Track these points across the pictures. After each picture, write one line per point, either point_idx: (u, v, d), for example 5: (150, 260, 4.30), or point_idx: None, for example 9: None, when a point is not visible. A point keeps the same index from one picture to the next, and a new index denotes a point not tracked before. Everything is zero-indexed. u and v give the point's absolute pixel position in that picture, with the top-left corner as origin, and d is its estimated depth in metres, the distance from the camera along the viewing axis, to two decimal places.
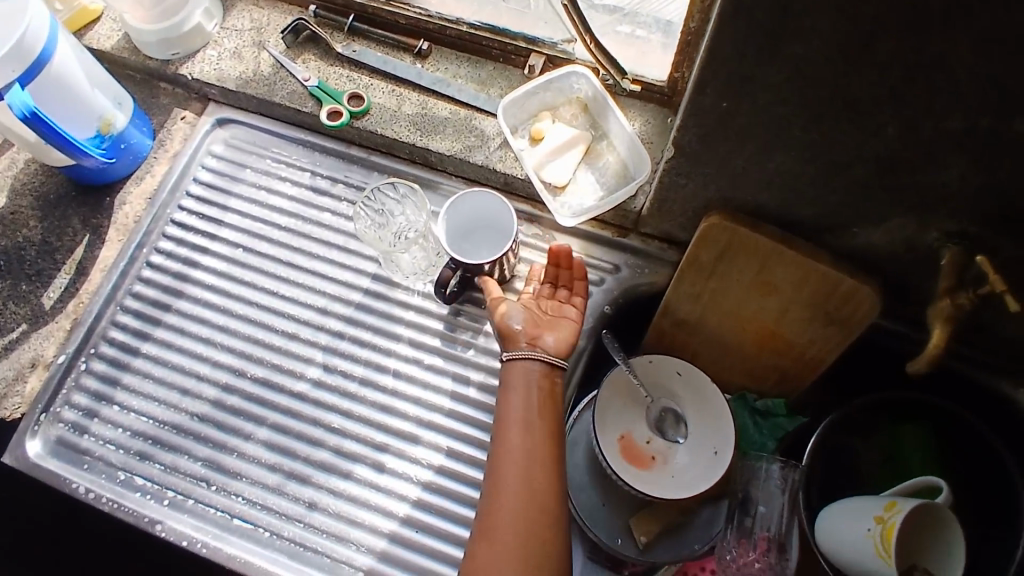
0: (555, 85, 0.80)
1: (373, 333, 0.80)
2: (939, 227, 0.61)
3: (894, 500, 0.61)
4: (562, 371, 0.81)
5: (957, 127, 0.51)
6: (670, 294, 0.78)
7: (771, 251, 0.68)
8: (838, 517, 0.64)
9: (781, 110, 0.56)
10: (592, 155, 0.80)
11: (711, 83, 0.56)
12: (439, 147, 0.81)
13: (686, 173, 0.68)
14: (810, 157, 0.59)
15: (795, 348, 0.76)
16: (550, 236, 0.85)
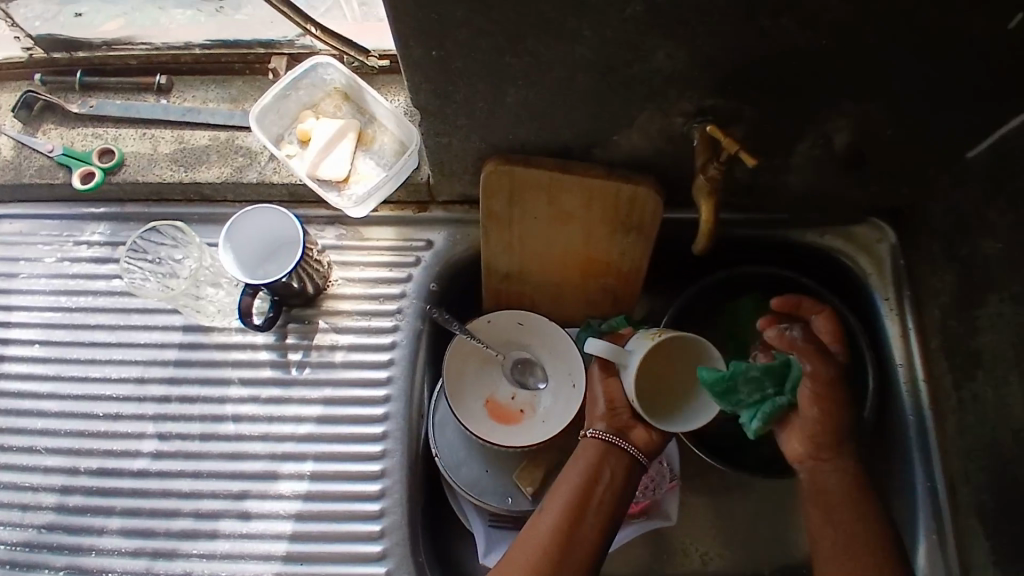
0: (305, 81, 0.77)
1: (199, 385, 0.78)
2: (681, 112, 0.63)
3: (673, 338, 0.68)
4: (405, 357, 0.79)
5: (640, 13, 0.51)
6: (484, 251, 0.79)
7: (550, 180, 0.70)
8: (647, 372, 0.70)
9: (483, 42, 0.55)
10: (365, 140, 0.78)
11: (407, 36, 0.54)
12: (207, 177, 0.78)
13: (443, 131, 0.67)
14: (537, 82, 0.59)
15: (613, 263, 0.78)
16: (356, 231, 0.83)
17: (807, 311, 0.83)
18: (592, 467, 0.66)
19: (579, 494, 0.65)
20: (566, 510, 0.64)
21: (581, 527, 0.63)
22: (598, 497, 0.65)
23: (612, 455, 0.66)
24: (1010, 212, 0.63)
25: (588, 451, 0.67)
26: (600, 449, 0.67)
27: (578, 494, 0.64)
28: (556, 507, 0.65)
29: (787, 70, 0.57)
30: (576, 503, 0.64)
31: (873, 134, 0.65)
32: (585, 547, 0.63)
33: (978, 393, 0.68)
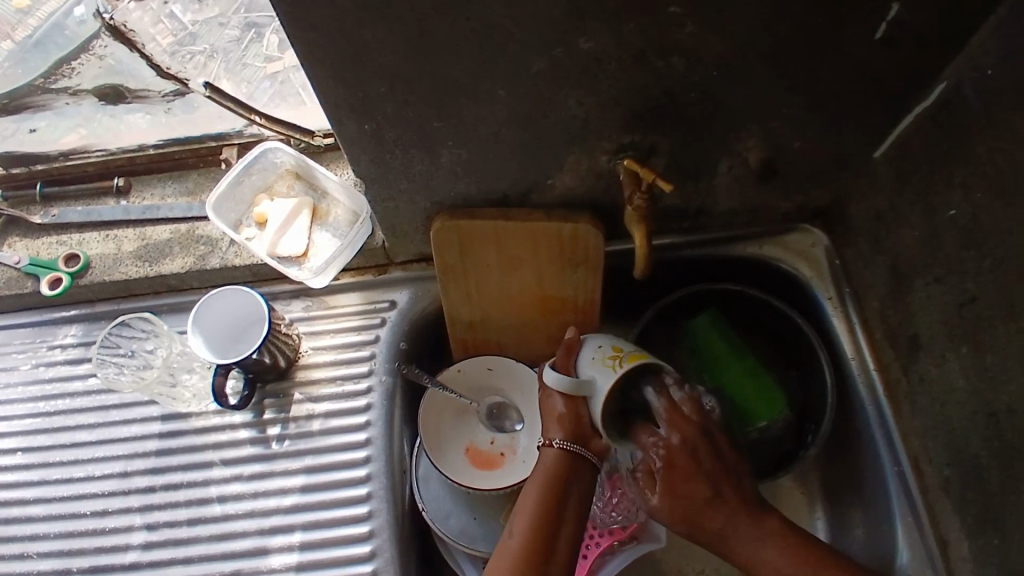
0: (256, 167, 0.82)
1: (181, 471, 0.79)
2: (604, 151, 0.68)
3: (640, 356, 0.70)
4: (381, 417, 0.81)
5: (546, 69, 0.57)
6: (446, 303, 0.82)
7: (496, 229, 0.74)
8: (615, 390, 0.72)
9: (409, 112, 0.60)
10: (319, 214, 0.82)
11: (339, 114, 0.59)
12: (172, 269, 0.81)
13: (388, 196, 0.72)
14: (465, 140, 0.64)
15: (569, 299, 0.82)
16: (321, 300, 0.86)
17: (760, 322, 0.88)
18: (555, 479, 0.66)
19: (546, 508, 0.64)
20: (536, 528, 0.63)
21: (552, 543, 0.63)
22: (563, 509, 0.65)
23: (572, 468, 0.67)
24: (918, 202, 0.68)
25: (552, 462, 0.67)
26: (562, 461, 0.66)
27: (546, 510, 0.64)
28: (523, 523, 0.64)
29: (690, 102, 0.62)
30: (544, 518, 0.64)
31: (783, 148, 0.71)
32: (558, 563, 0.63)
33: (923, 374, 0.72)
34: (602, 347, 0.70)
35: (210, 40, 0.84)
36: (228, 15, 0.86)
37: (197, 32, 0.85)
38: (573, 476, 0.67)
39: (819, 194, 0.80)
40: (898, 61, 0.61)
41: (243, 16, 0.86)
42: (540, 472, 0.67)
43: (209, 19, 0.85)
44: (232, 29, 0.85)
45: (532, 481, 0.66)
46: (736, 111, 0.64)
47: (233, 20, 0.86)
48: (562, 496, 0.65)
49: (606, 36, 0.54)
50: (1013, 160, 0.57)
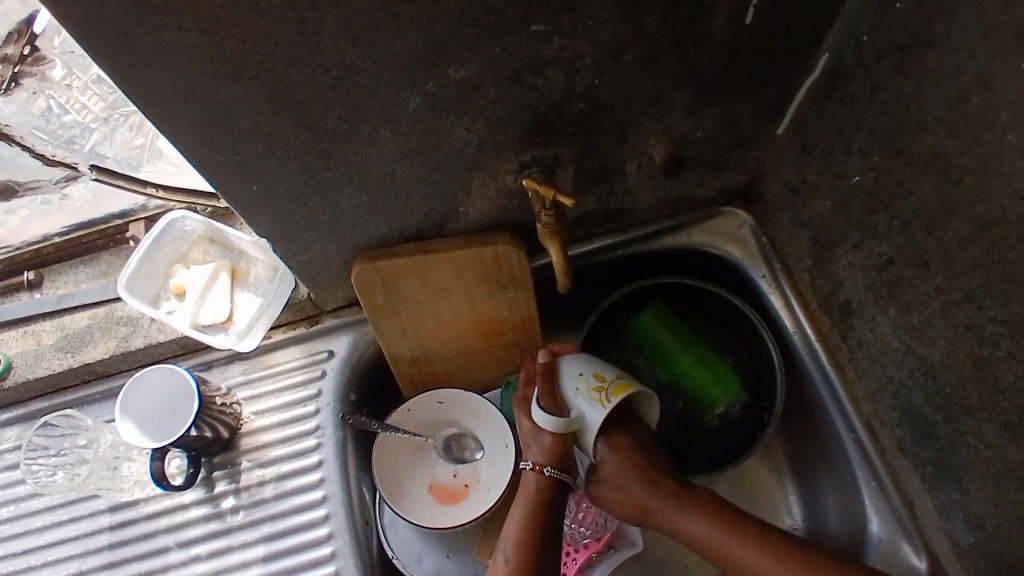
0: (167, 239, 0.80)
1: (138, 561, 0.76)
2: (507, 170, 0.67)
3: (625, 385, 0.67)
4: (336, 471, 0.79)
5: (424, 104, 0.56)
6: (384, 344, 0.81)
7: (416, 264, 0.72)
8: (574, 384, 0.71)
9: (294, 166, 0.58)
10: (239, 276, 0.80)
11: (225, 180, 0.57)
12: (95, 355, 0.79)
13: (299, 249, 0.70)
14: (363, 183, 0.63)
15: (506, 320, 0.80)
16: (259, 361, 0.84)
17: (702, 307, 0.87)
18: (540, 500, 0.69)
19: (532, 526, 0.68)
20: (526, 548, 0.68)
21: (542, 558, 0.68)
22: (548, 523, 0.69)
23: (557, 491, 0.69)
24: (824, 172, 0.68)
25: (535, 487, 0.69)
26: (547, 486, 0.69)
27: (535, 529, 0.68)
28: (512, 547, 0.68)
29: (579, 111, 0.62)
30: (533, 539, 0.68)
31: (685, 139, 0.71)
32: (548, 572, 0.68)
33: (860, 338, 0.72)
34: (583, 375, 0.68)
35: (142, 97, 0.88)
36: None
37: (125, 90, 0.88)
38: (557, 495, 0.70)
39: (734, 176, 0.80)
40: (775, 41, 0.61)
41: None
42: (526, 495, 0.70)
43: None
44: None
45: (518, 504, 0.70)
46: (628, 111, 0.64)
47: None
48: (545, 514, 0.69)
49: (475, 63, 0.53)
50: (900, 120, 0.57)
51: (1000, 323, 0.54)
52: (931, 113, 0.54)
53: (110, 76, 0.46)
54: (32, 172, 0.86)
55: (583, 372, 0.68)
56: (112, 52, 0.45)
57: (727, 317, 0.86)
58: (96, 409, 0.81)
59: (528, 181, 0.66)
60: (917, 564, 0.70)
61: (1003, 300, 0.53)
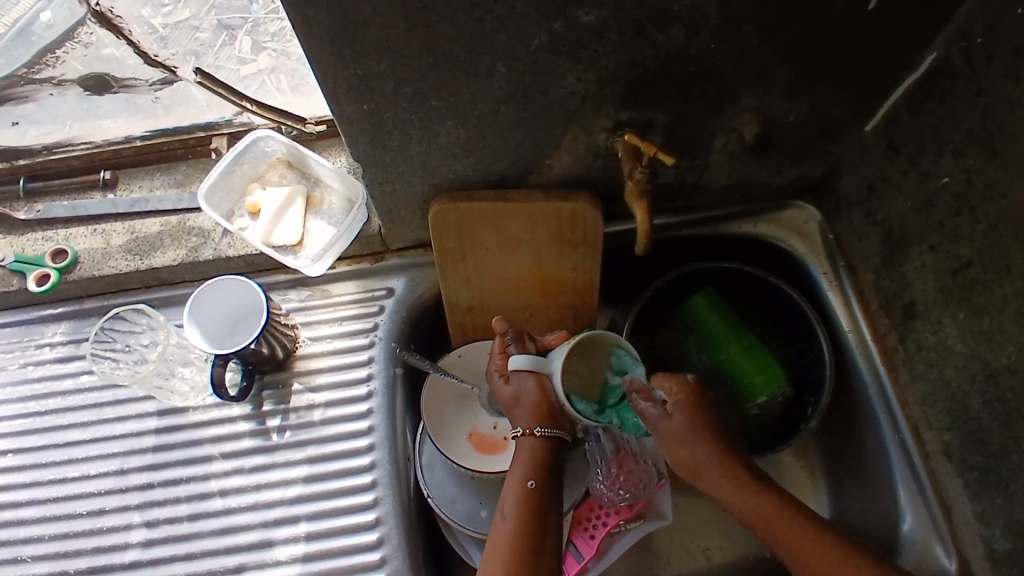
0: (249, 155, 0.81)
1: (180, 466, 0.77)
2: (602, 128, 0.68)
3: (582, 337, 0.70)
4: (384, 403, 0.80)
5: (546, 43, 0.57)
6: (445, 289, 0.82)
7: (494, 210, 0.73)
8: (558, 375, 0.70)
9: (407, 90, 0.59)
10: (314, 202, 0.82)
11: (340, 93, 0.59)
12: (163, 261, 0.80)
13: (386, 179, 0.71)
14: (464, 120, 0.64)
15: (567, 281, 0.82)
16: (320, 290, 0.85)
17: (759, 296, 0.88)
18: (537, 464, 0.69)
19: (528, 487, 0.67)
20: (525, 505, 0.66)
21: (542, 525, 0.66)
22: (549, 489, 0.68)
23: (548, 449, 0.70)
24: (910, 171, 0.69)
25: (529, 449, 0.70)
26: (540, 446, 0.70)
27: (533, 492, 0.67)
28: (511, 509, 0.67)
29: (686, 76, 0.63)
30: (534, 503, 0.67)
31: (777, 122, 0.71)
32: (549, 537, 0.66)
33: (921, 340, 0.73)
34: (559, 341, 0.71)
35: (182, 44, 0.82)
36: (198, 17, 0.83)
37: (167, 35, 0.82)
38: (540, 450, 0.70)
39: (811, 170, 0.81)
40: (890, 33, 0.62)
41: (215, 19, 0.84)
42: (520, 459, 0.70)
43: (180, 22, 0.82)
44: (203, 32, 0.83)
45: (516, 465, 0.70)
46: (731, 82, 0.65)
47: (204, 23, 0.83)
48: (542, 478, 0.68)
49: (605, 8, 0.54)
50: (1006, 123, 0.58)
51: None
52: None
53: None
54: (129, 69, 0.84)
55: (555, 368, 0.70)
56: None
57: (782, 310, 0.87)
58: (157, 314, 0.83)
59: (626, 137, 0.68)
60: (947, 565, 0.71)
61: None
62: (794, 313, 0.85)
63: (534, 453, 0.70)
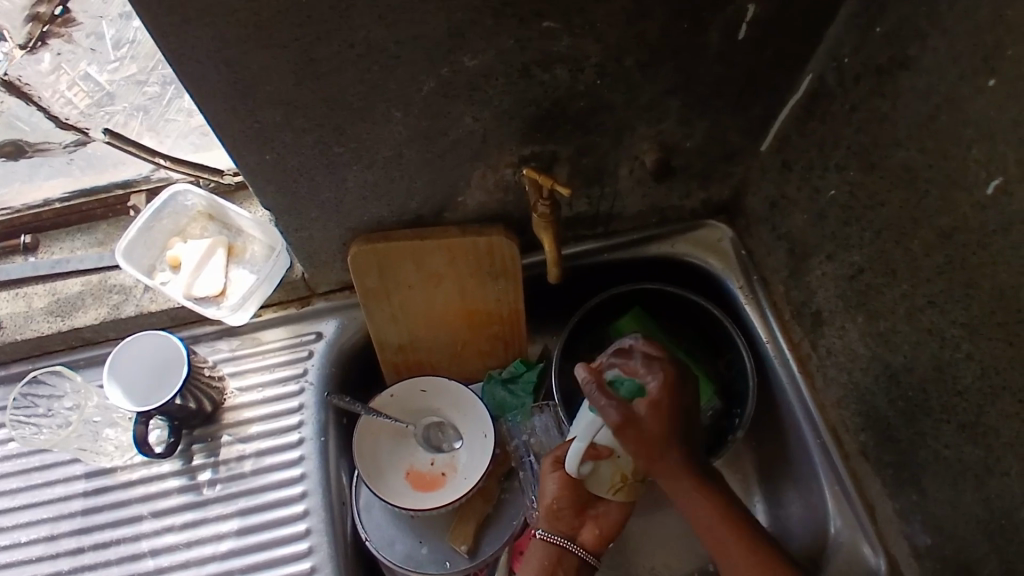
0: (168, 210, 0.82)
1: (108, 528, 0.75)
2: (508, 162, 0.70)
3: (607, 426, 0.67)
4: (316, 449, 0.80)
5: (436, 88, 0.59)
6: (373, 329, 0.83)
7: (411, 248, 0.75)
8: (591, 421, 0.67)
9: (308, 138, 0.60)
10: (235, 252, 0.83)
11: (240, 147, 0.60)
12: (85, 320, 0.79)
13: (300, 226, 0.72)
14: (370, 164, 0.66)
15: (491, 314, 0.84)
16: (250, 338, 0.85)
17: (682, 316, 0.91)
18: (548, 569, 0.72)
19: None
20: None
21: None
22: None
23: (556, 554, 0.72)
24: (803, 186, 0.73)
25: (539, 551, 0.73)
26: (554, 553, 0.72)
27: None
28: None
29: (579, 110, 0.66)
30: None
31: (676, 148, 0.75)
32: None
33: (830, 346, 0.75)
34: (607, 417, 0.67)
35: (128, 99, 0.82)
36: (146, 72, 0.82)
37: (114, 91, 0.81)
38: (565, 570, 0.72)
39: (718, 191, 0.85)
40: (765, 61, 0.66)
41: (162, 72, 0.83)
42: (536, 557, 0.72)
43: (127, 79, 0.81)
44: (150, 86, 0.82)
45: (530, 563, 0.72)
46: (623, 113, 0.68)
47: (151, 77, 0.82)
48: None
49: (488, 52, 0.57)
50: (875, 137, 0.61)
51: (960, 326, 0.56)
52: (904, 131, 0.58)
53: (150, 33, 0.49)
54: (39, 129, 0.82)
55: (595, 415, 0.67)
56: (154, 9, 0.48)
57: (702, 327, 0.90)
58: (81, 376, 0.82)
59: (526, 171, 0.70)
60: (875, 566, 0.72)
61: (963, 304, 0.55)
62: (715, 328, 0.88)
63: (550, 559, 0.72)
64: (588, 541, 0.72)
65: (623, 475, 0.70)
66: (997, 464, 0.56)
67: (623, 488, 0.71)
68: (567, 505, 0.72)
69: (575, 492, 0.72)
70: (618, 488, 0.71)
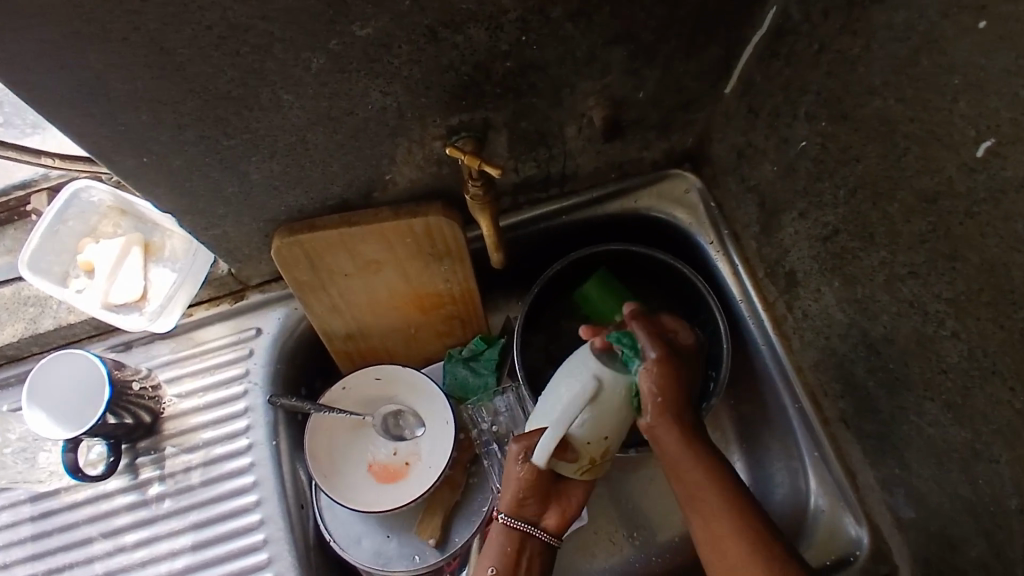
0: (72, 211, 0.74)
1: (59, 553, 0.72)
2: (434, 135, 0.62)
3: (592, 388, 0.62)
4: (268, 453, 0.76)
5: (328, 65, 0.50)
6: (315, 320, 0.77)
7: (340, 237, 0.67)
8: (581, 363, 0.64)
9: (188, 135, 0.52)
10: (153, 250, 0.75)
11: (110, 153, 0.52)
12: (2, 339, 0.73)
13: (210, 224, 0.64)
14: (272, 154, 0.57)
15: (441, 294, 0.77)
16: (187, 339, 0.79)
17: (652, 275, 0.84)
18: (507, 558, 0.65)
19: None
20: None
21: None
22: None
23: (513, 541, 0.66)
24: (771, 135, 0.65)
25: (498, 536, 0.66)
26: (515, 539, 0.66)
27: None
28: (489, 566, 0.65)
29: (506, 71, 0.57)
30: None
31: (627, 100, 0.66)
32: None
33: (806, 308, 0.69)
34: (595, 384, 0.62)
35: None
36: None
37: None
38: (529, 558, 0.66)
39: (680, 139, 0.77)
40: None
41: None
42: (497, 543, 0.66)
43: None
44: None
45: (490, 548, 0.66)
46: (560, 69, 0.59)
47: None
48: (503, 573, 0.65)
49: (381, 18, 0.48)
50: (846, 84, 0.53)
51: (945, 302, 0.50)
52: (878, 76, 0.49)
53: None
54: None
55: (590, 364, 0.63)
56: None
57: (674, 286, 0.83)
58: (8, 395, 0.76)
59: (449, 150, 0.61)
60: (859, 539, 0.69)
61: (948, 279, 0.49)
62: (687, 288, 0.81)
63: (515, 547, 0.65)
64: (551, 523, 0.66)
65: (592, 457, 0.64)
66: (985, 450, 0.51)
67: (589, 469, 0.65)
68: (531, 496, 0.65)
69: (538, 484, 0.65)
70: (585, 469, 0.65)
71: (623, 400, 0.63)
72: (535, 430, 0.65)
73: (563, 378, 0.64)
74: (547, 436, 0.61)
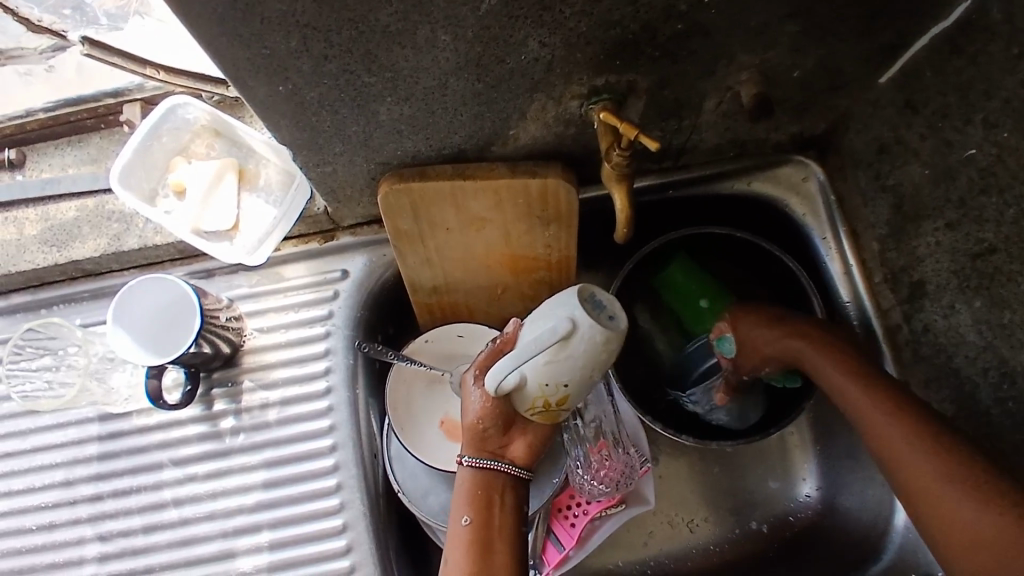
0: (167, 126, 0.71)
1: (128, 475, 0.72)
2: (574, 95, 0.57)
3: (564, 336, 0.53)
4: (346, 400, 0.74)
5: (496, 8, 0.45)
6: (405, 270, 0.73)
7: (451, 189, 0.63)
8: (559, 305, 0.55)
9: (330, 68, 0.48)
10: (246, 178, 0.72)
11: (244, 75, 0.48)
12: (84, 253, 0.71)
13: (322, 161, 0.61)
14: (406, 97, 0.53)
15: (538, 260, 0.74)
16: (270, 274, 0.76)
17: (749, 263, 0.80)
18: (473, 498, 0.60)
19: (459, 521, 0.59)
20: (457, 543, 0.58)
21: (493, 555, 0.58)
22: (486, 522, 0.59)
23: (484, 479, 0.60)
24: (929, 136, 0.60)
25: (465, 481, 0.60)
26: (482, 476, 0.60)
27: (466, 527, 0.58)
28: (467, 508, 0.59)
29: (673, 34, 0.52)
30: (481, 545, 0.58)
31: (779, 78, 0.61)
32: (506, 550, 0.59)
33: (928, 322, 0.66)
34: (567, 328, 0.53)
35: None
36: None
37: None
38: (503, 493, 0.61)
39: (814, 124, 0.71)
40: None
41: None
42: (466, 487, 0.60)
43: None
44: None
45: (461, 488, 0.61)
46: (727, 39, 0.54)
47: None
48: (477, 511, 0.59)
49: None
50: None
51: None
52: None
53: None
54: (12, 37, 0.74)
55: (562, 307, 0.54)
56: None
57: (777, 279, 0.78)
58: (81, 310, 0.74)
59: (602, 116, 0.57)
60: None
61: None
62: (790, 283, 0.77)
63: (487, 487, 0.60)
64: (518, 454, 0.61)
65: (546, 401, 0.57)
66: None
67: (543, 412, 0.58)
68: (493, 425, 0.60)
69: (499, 413, 0.59)
70: (538, 411, 0.58)
71: (594, 351, 0.54)
72: (494, 355, 0.60)
73: (540, 316, 0.56)
74: (502, 363, 0.55)
